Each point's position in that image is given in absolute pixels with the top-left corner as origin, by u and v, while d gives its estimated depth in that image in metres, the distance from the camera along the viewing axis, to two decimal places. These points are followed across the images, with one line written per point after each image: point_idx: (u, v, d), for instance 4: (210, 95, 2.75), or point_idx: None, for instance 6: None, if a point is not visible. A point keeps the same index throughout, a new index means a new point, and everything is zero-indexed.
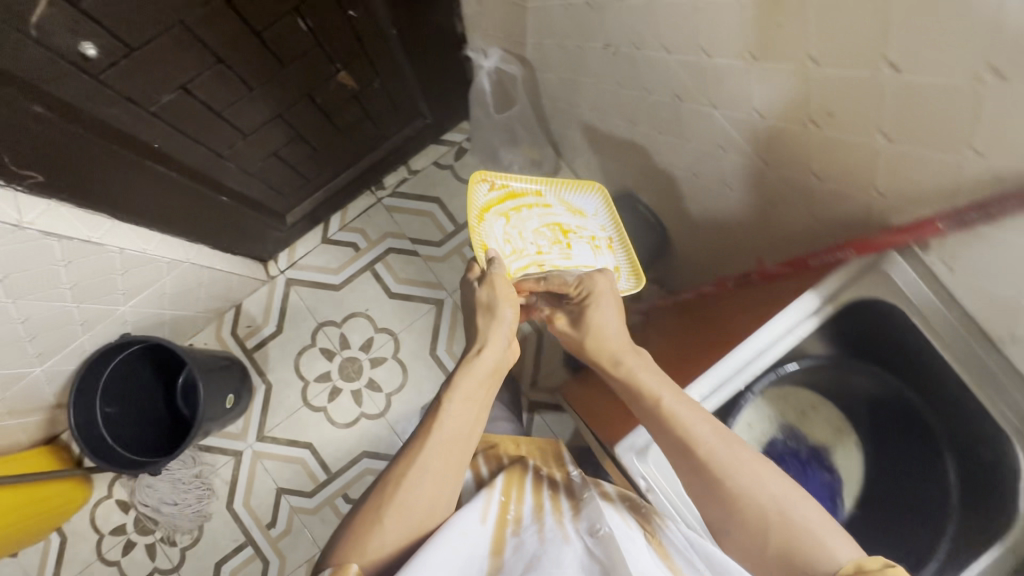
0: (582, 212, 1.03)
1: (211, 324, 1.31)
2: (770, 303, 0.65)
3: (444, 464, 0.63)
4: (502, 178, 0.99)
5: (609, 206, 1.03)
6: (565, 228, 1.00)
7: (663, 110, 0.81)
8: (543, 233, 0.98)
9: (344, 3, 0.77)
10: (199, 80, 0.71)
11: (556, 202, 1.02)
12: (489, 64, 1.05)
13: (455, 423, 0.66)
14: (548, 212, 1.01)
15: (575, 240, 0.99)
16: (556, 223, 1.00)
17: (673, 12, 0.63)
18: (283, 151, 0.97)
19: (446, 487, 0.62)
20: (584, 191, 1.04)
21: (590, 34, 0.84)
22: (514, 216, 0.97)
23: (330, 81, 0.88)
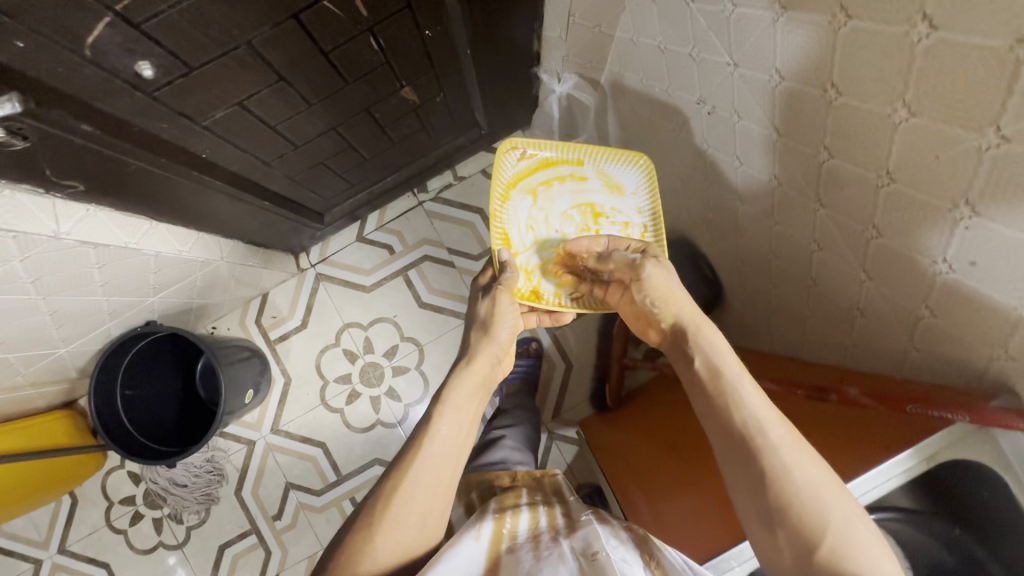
0: (620, 188, 0.98)
1: (237, 310, 1.28)
2: (857, 439, 0.60)
3: (433, 479, 0.69)
4: (534, 147, 0.98)
5: (649, 184, 0.95)
6: (596, 207, 0.98)
7: (753, 184, 0.73)
8: (570, 215, 0.98)
9: (421, 23, 0.69)
10: (257, 97, 0.65)
11: (592, 175, 0.99)
12: (561, 89, 1.04)
13: (445, 442, 0.72)
14: (582, 188, 0.99)
15: (604, 224, 0.97)
16: (587, 203, 0.98)
17: (795, 99, 0.57)
18: (332, 161, 0.91)
19: (435, 503, 0.68)
20: (626, 163, 0.97)
21: (684, 86, 0.76)
22: (542, 193, 0.98)
23: (393, 96, 0.82)
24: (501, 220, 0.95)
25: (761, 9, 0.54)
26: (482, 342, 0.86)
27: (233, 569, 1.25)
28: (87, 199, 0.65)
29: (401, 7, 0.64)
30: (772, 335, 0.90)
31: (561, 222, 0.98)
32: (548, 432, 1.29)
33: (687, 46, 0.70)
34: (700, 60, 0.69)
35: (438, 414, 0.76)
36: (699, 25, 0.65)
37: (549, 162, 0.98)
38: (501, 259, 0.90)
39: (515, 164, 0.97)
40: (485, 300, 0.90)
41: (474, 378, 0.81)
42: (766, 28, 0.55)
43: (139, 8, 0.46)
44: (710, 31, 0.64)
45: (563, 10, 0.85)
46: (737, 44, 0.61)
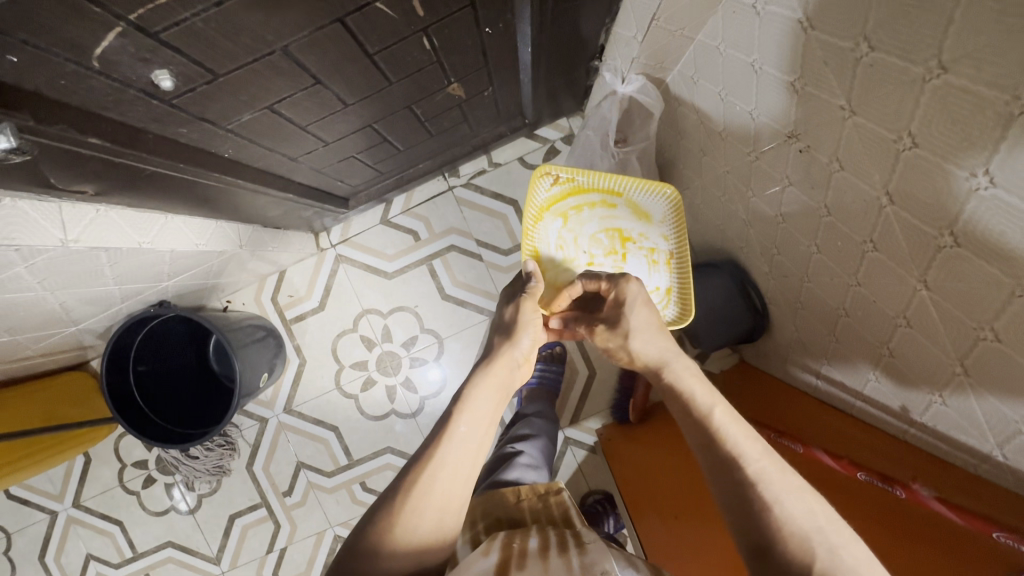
0: (650, 216, 0.95)
1: (253, 286, 1.24)
2: (964, 549, 0.55)
3: (451, 481, 0.65)
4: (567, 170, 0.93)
5: (678, 215, 0.93)
6: (624, 233, 0.96)
7: (836, 237, 0.65)
8: (599, 238, 0.96)
9: (483, 21, 0.60)
10: (289, 100, 0.57)
11: (622, 203, 0.96)
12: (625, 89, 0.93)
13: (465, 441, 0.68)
14: (611, 213, 0.96)
15: (632, 250, 0.95)
16: (616, 228, 0.95)
17: (924, 172, 0.47)
18: (363, 153, 0.83)
19: (454, 504, 0.64)
20: (655, 193, 0.94)
21: (777, 115, 0.66)
22: (573, 216, 0.96)
23: (438, 93, 0.73)
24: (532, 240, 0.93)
25: (906, 63, 0.44)
26: (501, 347, 0.82)
27: (243, 538, 1.27)
28: (96, 202, 0.58)
29: (463, 7, 0.55)
30: (822, 383, 0.84)
31: (588, 246, 0.96)
32: (564, 436, 1.26)
33: (791, 75, 0.60)
34: (806, 94, 0.59)
35: (458, 412, 0.72)
36: (815, 57, 0.55)
37: (582, 188, 0.95)
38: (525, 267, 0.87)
39: (548, 189, 0.94)
40: (508, 307, 0.86)
41: (495, 377, 0.77)
42: (907, 85, 0.45)
43: (157, 17, 0.38)
44: (827, 65, 0.53)
45: (647, 14, 0.78)
46: (861, 91, 0.51)
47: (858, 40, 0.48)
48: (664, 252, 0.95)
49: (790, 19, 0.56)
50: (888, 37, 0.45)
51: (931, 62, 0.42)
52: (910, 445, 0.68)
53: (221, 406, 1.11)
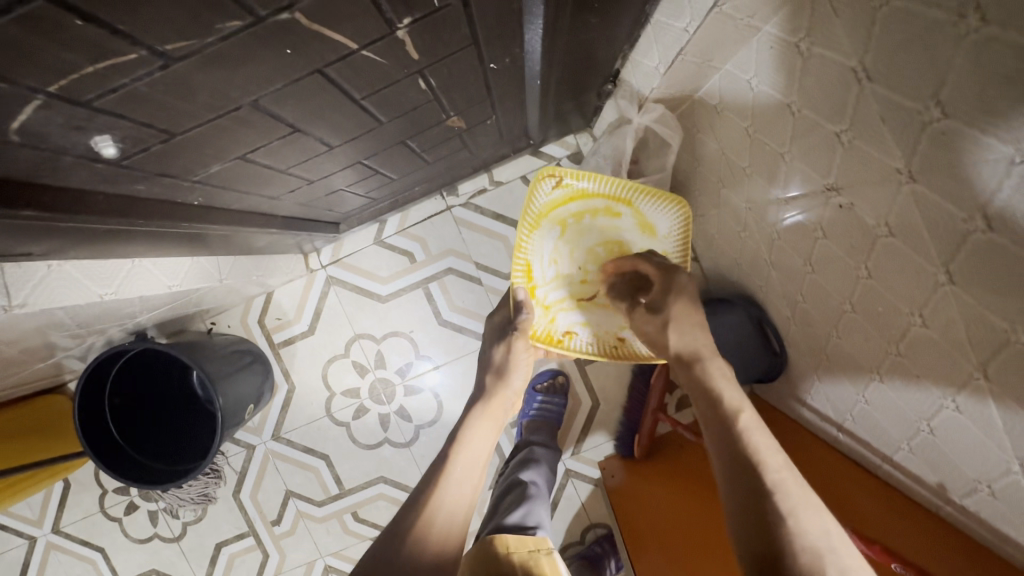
0: (655, 230, 0.87)
1: (238, 307, 1.18)
2: None
3: (446, 528, 0.64)
4: (572, 175, 0.83)
5: (686, 235, 0.84)
6: (624, 247, 0.88)
7: (875, 303, 0.59)
8: (595, 252, 0.89)
9: (488, 57, 0.53)
10: (265, 148, 0.50)
11: (627, 211, 0.87)
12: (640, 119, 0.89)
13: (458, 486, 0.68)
14: (613, 223, 0.88)
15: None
16: (615, 242, 0.88)
17: (1002, 263, 0.41)
18: (352, 185, 0.76)
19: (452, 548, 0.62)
20: (665, 205, 0.85)
21: (816, 162, 0.59)
22: (572, 226, 0.87)
23: (436, 126, 0.65)
24: (526, 251, 0.85)
25: (990, 139, 0.37)
26: (494, 385, 0.81)
27: (230, 567, 1.22)
28: (45, 259, 0.51)
29: (465, 46, 0.48)
30: (845, 437, 0.79)
31: (583, 259, 0.89)
32: (565, 468, 1.20)
33: (838, 124, 0.53)
34: (856, 147, 0.52)
35: (453, 454, 0.73)
36: (871, 113, 0.48)
37: (586, 192, 0.85)
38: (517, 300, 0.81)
39: (549, 193, 0.84)
40: (499, 346, 0.82)
41: (490, 418, 0.78)
42: (988, 162, 0.38)
43: (86, 86, 0.30)
44: (885, 123, 0.47)
45: (672, 45, 0.71)
46: (926, 159, 0.44)
47: (929, 102, 0.41)
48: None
49: (841, 66, 0.49)
50: (966, 106, 0.38)
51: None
52: (943, 520, 0.63)
53: (196, 432, 1.02)
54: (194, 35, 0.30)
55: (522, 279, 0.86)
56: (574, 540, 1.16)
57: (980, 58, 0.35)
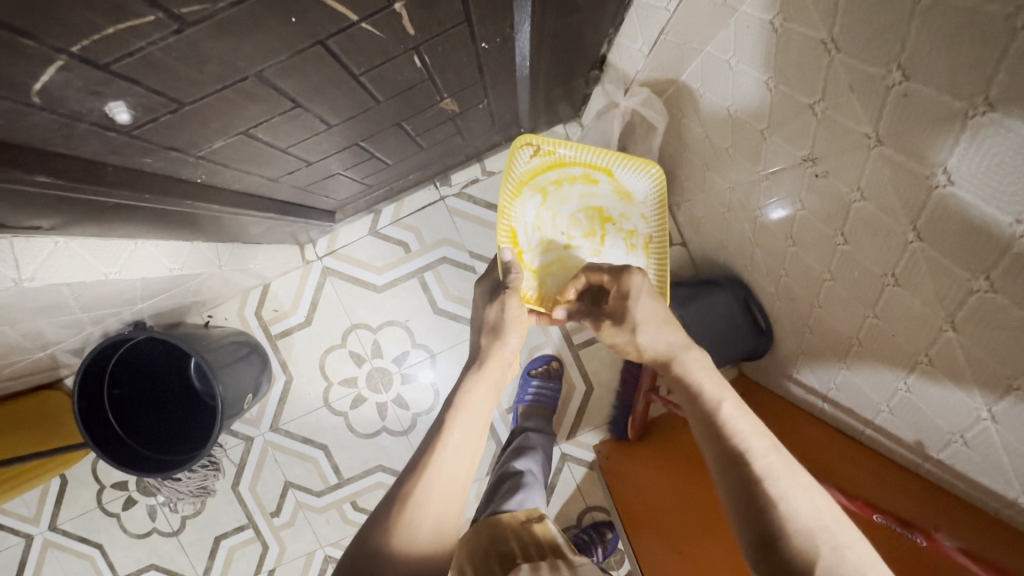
0: (632, 196, 0.93)
1: (235, 300, 1.19)
2: None
3: (448, 488, 0.65)
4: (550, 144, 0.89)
5: (660, 198, 0.91)
6: (605, 213, 0.93)
7: (852, 268, 0.62)
8: (578, 218, 0.93)
9: (480, 37, 0.55)
10: (267, 124, 0.52)
11: (604, 178, 0.92)
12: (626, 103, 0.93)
13: (457, 451, 0.69)
14: (592, 190, 0.93)
15: (611, 231, 0.93)
16: (596, 207, 0.92)
17: (961, 216, 0.44)
18: (348, 169, 0.79)
19: (451, 509, 0.64)
20: (639, 171, 0.92)
21: (794, 134, 0.62)
22: (553, 192, 0.92)
23: (430, 109, 0.68)
24: (510, 218, 0.89)
25: (947, 97, 0.40)
26: (491, 344, 0.83)
27: (230, 560, 1.22)
28: (53, 234, 0.53)
29: (458, 23, 0.50)
30: (829, 407, 0.82)
31: (567, 225, 0.93)
32: (561, 453, 1.21)
33: (812, 97, 0.56)
34: (830, 118, 0.55)
35: (452, 417, 0.73)
36: (843, 84, 0.51)
37: (563, 160, 0.91)
38: (506, 260, 0.84)
39: (528, 162, 0.89)
40: (494, 306, 0.85)
41: (488, 381, 0.78)
42: (945, 118, 0.41)
43: (107, 49, 0.33)
44: (854, 91, 0.50)
45: (655, 27, 0.73)
46: (892, 125, 0.47)
47: (892, 68, 0.44)
48: (644, 234, 0.93)
49: (813, 40, 0.52)
50: (924, 66, 0.41)
51: (977, 97, 0.38)
52: (922, 476, 0.66)
53: (192, 419, 1.03)
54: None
55: (508, 244, 0.89)
56: (571, 523, 1.18)
57: (933, 20, 0.39)
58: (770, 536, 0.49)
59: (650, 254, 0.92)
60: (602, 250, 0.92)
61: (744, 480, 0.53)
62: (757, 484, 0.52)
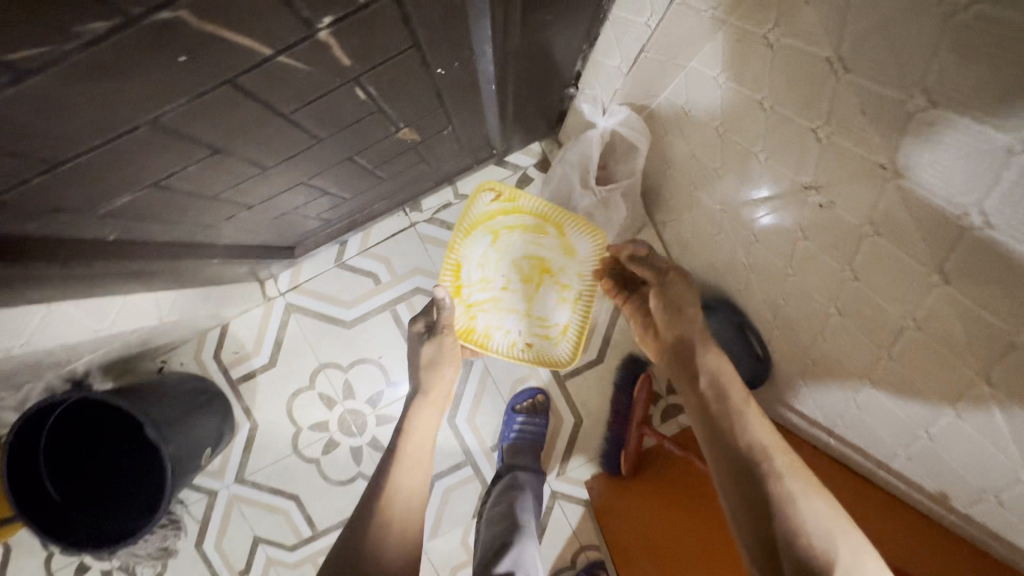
0: (574, 253, 0.97)
1: (191, 342, 1.09)
2: None
3: (406, 499, 0.76)
4: (509, 194, 0.96)
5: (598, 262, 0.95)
6: (545, 265, 0.99)
7: (863, 306, 0.56)
8: (519, 264, 1.00)
9: (434, 62, 0.48)
10: (182, 173, 0.44)
11: (552, 232, 0.98)
12: (605, 123, 0.85)
13: (407, 479, 0.78)
14: (540, 240, 0.98)
15: (546, 281, 0.99)
16: (538, 258, 0.99)
17: (1004, 265, 0.37)
18: (301, 207, 0.71)
19: (412, 515, 0.75)
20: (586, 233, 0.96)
21: (792, 158, 0.56)
22: (504, 237, 0.99)
23: (385, 140, 0.60)
24: (457, 253, 0.98)
25: (985, 128, 0.34)
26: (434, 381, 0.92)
27: None
28: None
29: (404, 50, 0.42)
30: (834, 442, 0.77)
31: (508, 268, 1.00)
32: (551, 490, 1.12)
33: (813, 120, 0.50)
34: (835, 143, 0.48)
35: (403, 441, 0.84)
36: (850, 107, 0.44)
37: (519, 210, 0.97)
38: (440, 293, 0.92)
39: (486, 206, 0.97)
40: (429, 343, 0.92)
41: (431, 405, 0.89)
42: (978, 152, 0.35)
43: None
44: (865, 115, 0.43)
45: (635, 42, 0.65)
46: (915, 152, 0.40)
47: (913, 91, 0.38)
48: (575, 289, 0.99)
49: (815, 58, 0.46)
50: (955, 93, 0.35)
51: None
52: (946, 529, 0.61)
53: (142, 474, 0.94)
54: (48, 41, 0.24)
55: (450, 278, 0.98)
56: (565, 567, 1.09)
57: (968, 39, 0.32)
58: (778, 544, 0.51)
59: (575, 308, 0.99)
60: (533, 297, 1.00)
61: (750, 485, 0.56)
62: (766, 495, 0.54)
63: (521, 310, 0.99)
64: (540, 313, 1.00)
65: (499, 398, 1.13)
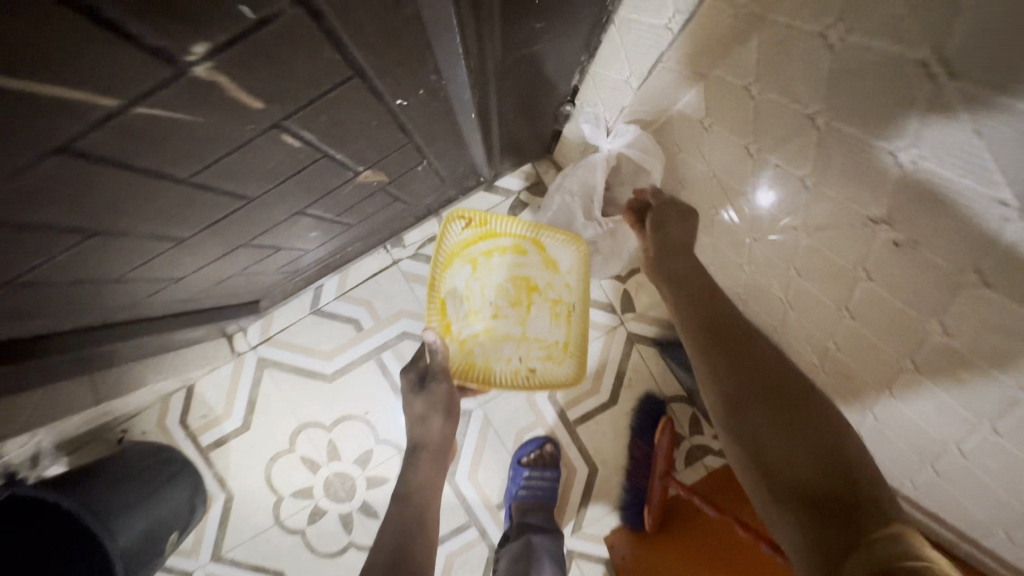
0: (558, 265, 0.85)
1: (153, 408, 0.97)
2: None
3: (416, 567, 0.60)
4: (481, 218, 0.82)
5: (586, 270, 0.84)
6: (532, 286, 0.86)
7: (952, 364, 0.44)
8: (505, 291, 0.85)
9: (390, 92, 0.37)
10: (50, 265, 0.32)
11: (532, 248, 0.85)
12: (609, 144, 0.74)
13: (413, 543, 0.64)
14: (520, 260, 0.85)
15: (537, 302, 0.85)
16: (524, 280, 0.85)
17: None
18: (250, 268, 0.59)
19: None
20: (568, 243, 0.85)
21: (848, 187, 0.45)
22: (483, 262, 0.85)
23: (344, 187, 0.49)
24: (437, 289, 0.81)
25: None
26: (428, 443, 0.79)
27: None
28: None
29: (345, 80, 0.32)
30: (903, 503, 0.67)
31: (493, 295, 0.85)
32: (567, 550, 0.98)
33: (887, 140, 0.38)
34: (921, 171, 0.37)
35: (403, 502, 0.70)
36: (949, 124, 0.33)
37: (493, 232, 0.84)
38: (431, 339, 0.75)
39: (459, 233, 0.82)
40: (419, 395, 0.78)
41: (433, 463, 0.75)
42: None
43: None
44: (976, 137, 0.32)
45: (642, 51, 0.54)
46: None
47: None
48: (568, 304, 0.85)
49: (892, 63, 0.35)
50: None
51: None
52: None
53: None
54: None
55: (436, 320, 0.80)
56: None
57: None
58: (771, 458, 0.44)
59: (573, 325, 0.85)
60: (527, 322, 0.85)
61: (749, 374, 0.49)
62: (785, 382, 0.48)
63: (517, 338, 0.84)
64: (537, 337, 0.85)
65: (502, 449, 1.01)
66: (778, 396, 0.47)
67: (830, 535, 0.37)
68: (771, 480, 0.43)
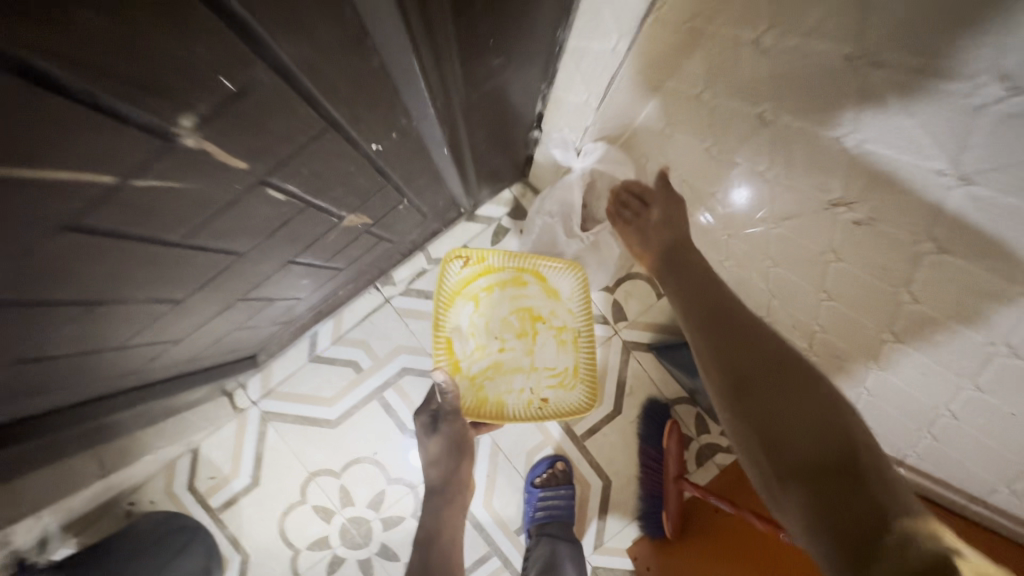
0: (559, 293, 0.87)
1: (160, 476, 0.95)
2: None
3: None
4: (478, 256, 0.85)
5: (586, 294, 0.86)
6: (536, 315, 0.87)
7: (928, 330, 0.46)
8: (509, 323, 0.87)
9: (365, 138, 0.39)
10: (56, 340, 0.33)
11: (531, 279, 0.87)
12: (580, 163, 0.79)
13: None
14: (521, 291, 0.87)
15: (542, 331, 0.87)
16: (527, 310, 0.87)
17: None
18: (247, 320, 0.60)
19: None
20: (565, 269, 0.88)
21: (805, 175, 0.48)
22: (484, 299, 0.87)
23: (331, 232, 0.51)
24: (442, 329, 0.84)
25: None
26: (440, 475, 0.79)
27: None
28: None
29: (320, 133, 0.34)
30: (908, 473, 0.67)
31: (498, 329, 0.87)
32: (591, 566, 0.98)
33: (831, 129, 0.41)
34: (867, 153, 0.39)
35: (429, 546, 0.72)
36: (883, 108, 0.36)
37: (491, 268, 0.86)
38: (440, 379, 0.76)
39: (458, 272, 0.85)
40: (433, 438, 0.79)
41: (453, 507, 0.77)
42: None
43: None
44: (908, 117, 0.35)
45: (598, 74, 0.58)
46: (988, 155, 0.31)
47: (974, 79, 0.29)
48: (573, 329, 0.87)
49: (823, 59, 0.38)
50: None
51: None
52: None
53: None
54: None
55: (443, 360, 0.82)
56: None
57: None
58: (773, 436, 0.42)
59: (580, 350, 0.86)
60: (534, 352, 0.86)
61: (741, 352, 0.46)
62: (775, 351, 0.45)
63: (526, 369, 0.86)
64: (546, 366, 0.86)
65: (515, 473, 1.01)
66: (785, 374, 0.43)
67: (833, 501, 0.35)
68: (773, 452, 0.41)
